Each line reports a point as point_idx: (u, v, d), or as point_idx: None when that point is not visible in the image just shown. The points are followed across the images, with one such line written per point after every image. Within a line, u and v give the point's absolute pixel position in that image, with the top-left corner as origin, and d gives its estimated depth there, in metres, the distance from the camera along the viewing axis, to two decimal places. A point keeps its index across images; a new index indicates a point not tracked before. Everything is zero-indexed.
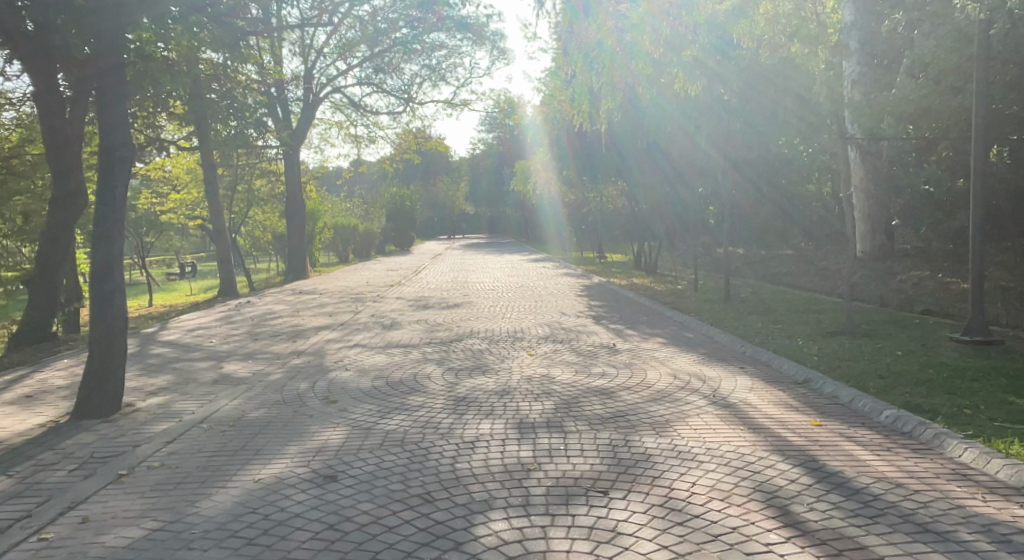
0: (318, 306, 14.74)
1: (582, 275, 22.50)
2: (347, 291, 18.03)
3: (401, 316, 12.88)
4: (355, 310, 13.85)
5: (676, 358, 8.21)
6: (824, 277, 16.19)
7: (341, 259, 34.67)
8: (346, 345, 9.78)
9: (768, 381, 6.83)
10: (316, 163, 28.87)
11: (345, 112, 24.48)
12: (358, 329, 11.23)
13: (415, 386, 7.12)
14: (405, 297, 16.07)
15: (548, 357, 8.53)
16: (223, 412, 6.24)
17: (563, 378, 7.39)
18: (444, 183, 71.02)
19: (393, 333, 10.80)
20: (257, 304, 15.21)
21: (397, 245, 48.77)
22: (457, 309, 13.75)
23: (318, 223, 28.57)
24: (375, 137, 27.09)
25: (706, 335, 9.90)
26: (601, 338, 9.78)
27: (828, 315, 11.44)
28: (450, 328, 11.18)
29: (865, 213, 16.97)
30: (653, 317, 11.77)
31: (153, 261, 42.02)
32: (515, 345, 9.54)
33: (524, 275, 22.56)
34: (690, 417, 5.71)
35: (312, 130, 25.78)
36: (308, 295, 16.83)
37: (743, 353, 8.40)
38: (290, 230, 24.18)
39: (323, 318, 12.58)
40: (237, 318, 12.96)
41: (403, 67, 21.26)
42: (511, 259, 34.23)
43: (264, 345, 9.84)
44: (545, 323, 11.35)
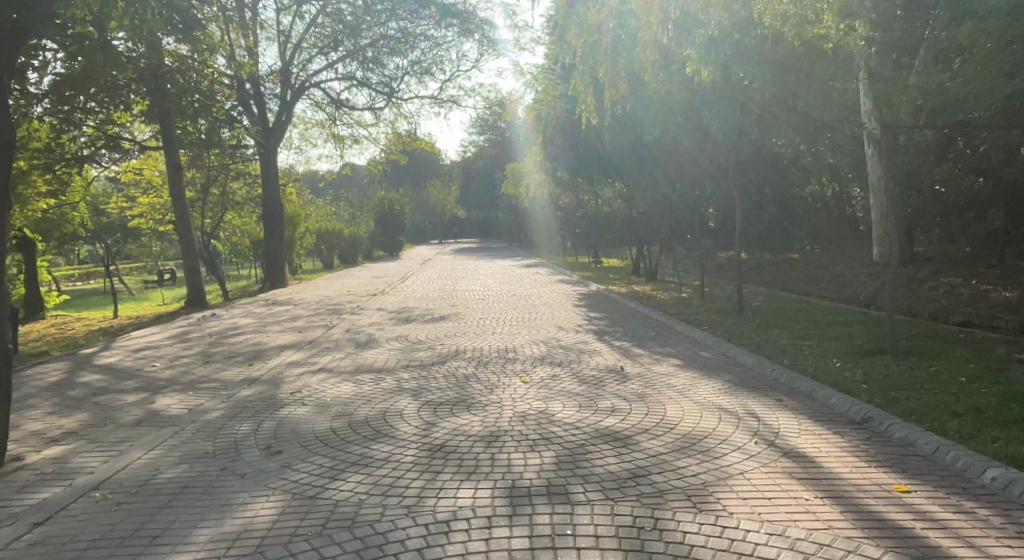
0: (289, 319, 13.37)
1: (578, 282, 21.17)
2: (325, 302, 16.65)
3: (379, 331, 11.52)
4: (329, 324, 12.50)
5: (698, 386, 6.89)
6: (842, 284, 14.94)
7: (325, 265, 33.29)
8: (310, 369, 8.42)
9: (819, 422, 5.51)
10: (298, 164, 27.43)
11: (326, 109, 23.12)
12: (328, 349, 9.87)
13: (383, 429, 5.77)
14: (387, 309, 14.73)
15: (545, 385, 7.19)
16: (130, 472, 4.85)
17: (565, 416, 6.05)
18: (434, 187, 69.68)
19: (368, 353, 9.45)
20: (223, 317, 13.83)
21: (386, 250, 47.44)
22: (443, 322, 12.42)
23: (300, 227, 27.18)
24: (358, 138, 25.72)
25: (727, 355, 8.57)
26: (605, 360, 8.46)
27: (859, 329, 10.15)
28: (433, 347, 9.82)
29: (883, 215, 15.77)
30: (661, 332, 10.46)
31: (129, 268, 40.41)
32: (505, 369, 8.20)
33: (516, 282, 21.25)
34: (733, 479, 4.38)
35: (291, 130, 24.38)
36: (282, 307, 15.45)
37: (776, 381, 7.10)
38: (268, 236, 22.77)
39: (292, 335, 11.22)
40: (196, 334, 11.58)
41: (386, 62, 19.92)
42: (503, 264, 33.06)
43: (215, 370, 8.47)
44: (540, 341, 10.01)
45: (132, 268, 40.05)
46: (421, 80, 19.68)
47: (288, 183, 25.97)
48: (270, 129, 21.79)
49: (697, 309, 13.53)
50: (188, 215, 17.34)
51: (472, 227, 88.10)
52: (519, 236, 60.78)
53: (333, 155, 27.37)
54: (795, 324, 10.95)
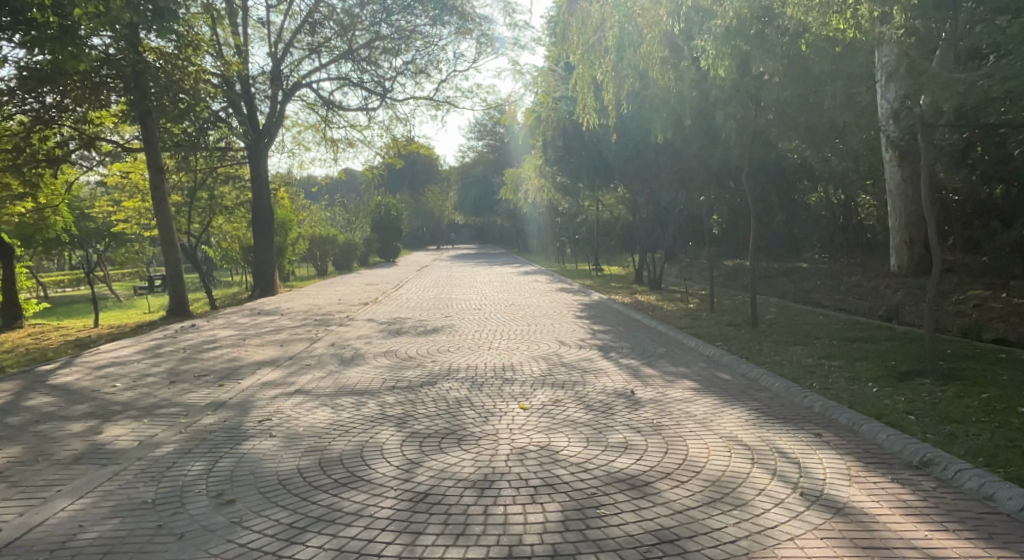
0: (273, 332, 12.52)
1: (580, 291, 20.32)
2: (313, 312, 15.79)
3: (366, 345, 10.66)
4: (315, 337, 11.65)
5: (721, 416, 6.04)
6: (859, 295, 14.12)
7: (319, 272, 32.41)
8: (284, 392, 7.56)
9: (870, 467, 4.69)
10: (290, 168, 26.62)
11: (319, 112, 22.33)
12: (309, 367, 9.02)
13: (358, 471, 4.93)
14: (378, 320, 13.88)
15: (547, 413, 6.33)
16: (47, 528, 4.01)
17: (571, 453, 5.21)
18: (433, 193, 68.96)
19: (352, 372, 8.61)
20: (203, 329, 13.00)
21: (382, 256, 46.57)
22: (436, 335, 11.56)
23: (292, 233, 26.36)
24: (353, 141, 24.93)
25: (748, 377, 7.73)
26: (614, 381, 7.62)
27: (887, 346, 9.33)
28: (424, 365, 8.98)
29: (901, 222, 14.97)
30: (673, 349, 9.61)
31: (118, 274, 39.48)
32: (501, 392, 7.36)
33: (515, 291, 20.38)
34: (782, 548, 3.54)
35: (283, 132, 23.58)
36: (267, 318, 14.60)
37: (808, 410, 6.26)
38: (257, 242, 21.92)
39: (272, 350, 10.37)
40: (169, 348, 10.73)
41: (380, 61, 19.15)
42: (501, 271, 32.24)
43: (179, 392, 7.61)
44: (541, 358, 9.16)
45: (122, 274, 39.13)
46: (417, 80, 18.84)
47: (280, 187, 25.15)
48: (259, 130, 20.98)
49: (708, 321, 12.70)
50: (171, 218, 16.47)
51: (470, 233, 87.32)
52: (518, 242, 59.96)
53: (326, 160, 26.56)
54: (816, 340, 10.12)
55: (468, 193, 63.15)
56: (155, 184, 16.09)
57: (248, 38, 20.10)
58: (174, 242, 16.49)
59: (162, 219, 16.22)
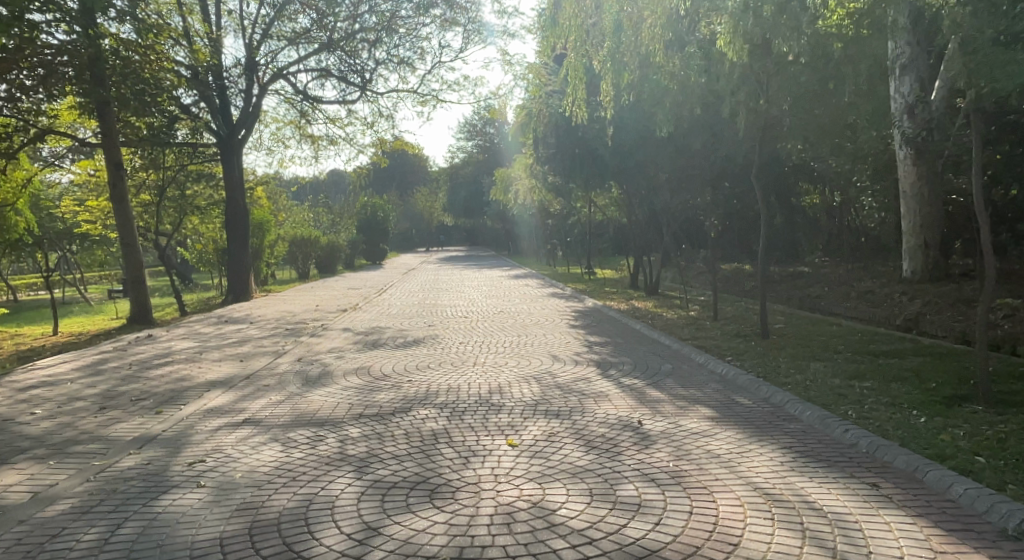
0: (237, 344, 11.36)
1: (573, 297, 19.18)
2: (285, 320, 14.64)
3: (336, 361, 9.51)
4: (281, 351, 10.50)
5: (750, 459, 4.97)
6: (873, 302, 13.14)
7: (300, 275, 31.15)
8: (231, 422, 6.43)
9: (958, 541, 3.63)
10: (269, 167, 25.41)
11: (297, 107, 21.16)
12: (267, 388, 7.88)
13: (297, 543, 3.81)
14: (355, 330, 12.74)
15: (540, 454, 5.24)
16: None
17: (570, 512, 4.12)
18: (421, 194, 67.71)
19: (314, 396, 7.48)
20: (161, 341, 11.84)
21: (368, 259, 45.30)
22: (416, 349, 10.44)
23: (270, 235, 25.13)
24: (335, 139, 23.77)
25: (770, 403, 6.68)
26: (617, 409, 6.53)
27: (920, 363, 8.30)
28: (398, 386, 7.87)
29: (916, 225, 14.02)
30: (680, 366, 8.55)
31: (93, 276, 38.08)
32: (486, 422, 6.26)
33: (505, 297, 19.31)
34: None
35: (260, 129, 22.40)
36: (234, 328, 13.44)
37: (854, 449, 5.19)
38: (231, 243, 20.67)
39: (230, 366, 9.22)
40: (114, 364, 9.55)
41: (360, 52, 18.01)
42: (490, 275, 31.10)
43: (106, 422, 6.46)
44: (531, 378, 8.07)
45: (98, 276, 37.75)
46: (399, 72, 17.71)
47: (257, 186, 23.94)
48: (232, 125, 19.80)
49: (713, 332, 11.66)
50: (132, 219, 15.27)
51: (460, 236, 86.20)
52: (508, 244, 58.87)
53: (307, 158, 25.36)
54: (838, 355, 9.08)
55: (457, 194, 61.98)
56: (114, 181, 14.90)
57: (221, 27, 18.91)
58: (136, 243, 15.32)
59: (121, 219, 15.03)
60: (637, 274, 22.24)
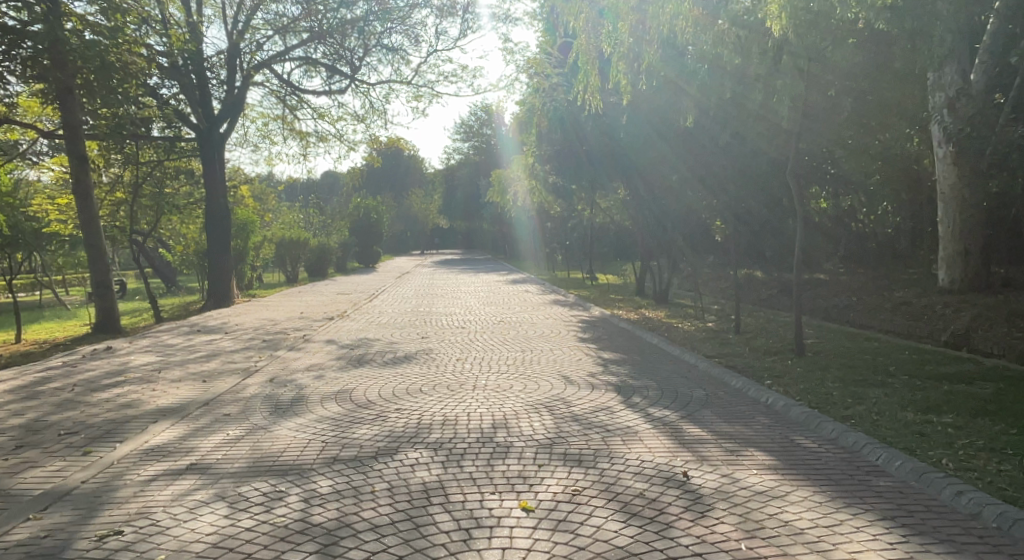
0: (205, 358, 10.05)
1: (577, 304, 17.87)
2: (264, 330, 13.32)
3: (314, 383, 8.23)
4: (253, 368, 9.21)
5: (848, 538, 3.71)
6: (912, 314, 11.91)
7: (289, 279, 29.81)
8: (170, 469, 5.14)
9: None
10: (255, 164, 24.14)
11: (284, 100, 19.94)
12: (227, 418, 6.60)
13: None
14: (339, 343, 11.44)
15: (564, 527, 3.95)
16: None
17: None
18: (416, 196, 66.48)
19: (282, 430, 6.21)
20: (120, 354, 10.51)
21: (361, 262, 43.99)
22: (406, 367, 9.15)
23: (255, 236, 23.81)
24: (324, 135, 22.55)
25: (839, 445, 5.45)
26: (652, 453, 5.26)
27: (999, 391, 7.04)
28: (383, 417, 6.58)
29: (955, 230, 12.83)
30: (716, 392, 7.30)
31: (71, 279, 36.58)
32: (490, 472, 4.97)
33: (505, 304, 18.01)
34: None
35: (244, 123, 21.16)
36: (206, 339, 12.12)
37: (977, 522, 3.94)
38: (210, 245, 19.34)
39: (190, 389, 7.93)
40: (56, 384, 8.25)
41: (350, 40, 16.81)
42: (487, 279, 29.82)
43: (14, 469, 5.16)
44: (541, 407, 6.80)
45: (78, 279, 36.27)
46: (392, 62, 16.46)
47: (241, 184, 22.63)
48: (213, 118, 18.42)
49: (739, 347, 10.41)
50: (99, 218, 13.95)
51: (455, 238, 84.94)
52: (505, 247, 57.70)
53: (295, 155, 24.10)
54: (895, 380, 7.83)
55: (452, 196, 60.71)
56: (77, 176, 13.55)
57: (202, 14, 17.66)
58: (102, 245, 14.03)
59: (86, 218, 13.72)
60: (644, 280, 21.02)
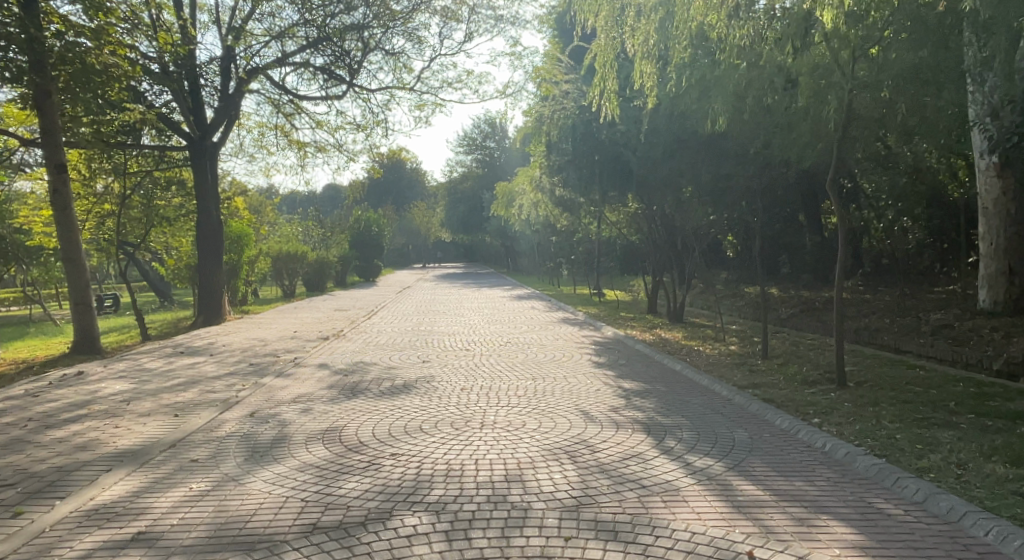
0: (183, 386, 9.09)
1: (587, 324, 16.90)
2: (253, 351, 12.35)
3: (300, 418, 7.27)
4: (234, 399, 8.25)
5: None
6: (955, 339, 10.95)
7: (286, 294, 28.91)
8: (110, 541, 4.16)
9: None
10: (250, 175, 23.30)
11: (283, 109, 19.15)
12: (193, 465, 5.64)
13: None
14: (332, 367, 10.48)
15: None
16: None
17: None
18: (417, 209, 65.65)
19: (255, 484, 5.24)
20: (90, 381, 9.54)
21: (361, 276, 43.08)
22: (404, 398, 8.19)
23: (250, 250, 22.87)
24: (323, 145, 21.77)
25: (927, 511, 4.48)
26: (703, 522, 4.29)
27: None
28: (375, 466, 5.62)
29: (997, 248, 11.89)
30: (760, 434, 6.34)
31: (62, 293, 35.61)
32: (507, 548, 3.99)
33: (511, 323, 17.04)
34: None
35: (240, 132, 20.38)
36: (188, 363, 11.14)
37: None
38: (201, 259, 18.43)
39: (158, 425, 6.97)
40: (8, 419, 7.27)
41: (350, 45, 16.00)
42: (490, 295, 28.87)
43: None
44: (560, 454, 5.85)
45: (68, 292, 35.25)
46: (393, 67, 15.65)
47: (236, 196, 21.72)
48: (205, 127, 17.51)
49: (772, 375, 9.45)
50: (78, 232, 13.05)
51: (457, 251, 84.17)
52: (508, 262, 56.76)
53: (293, 166, 23.28)
54: (960, 420, 6.85)
55: (455, 210, 59.85)
56: (55, 186, 12.65)
57: (195, 19, 16.89)
58: (82, 260, 13.12)
59: (65, 231, 12.80)
60: (656, 298, 20.07)
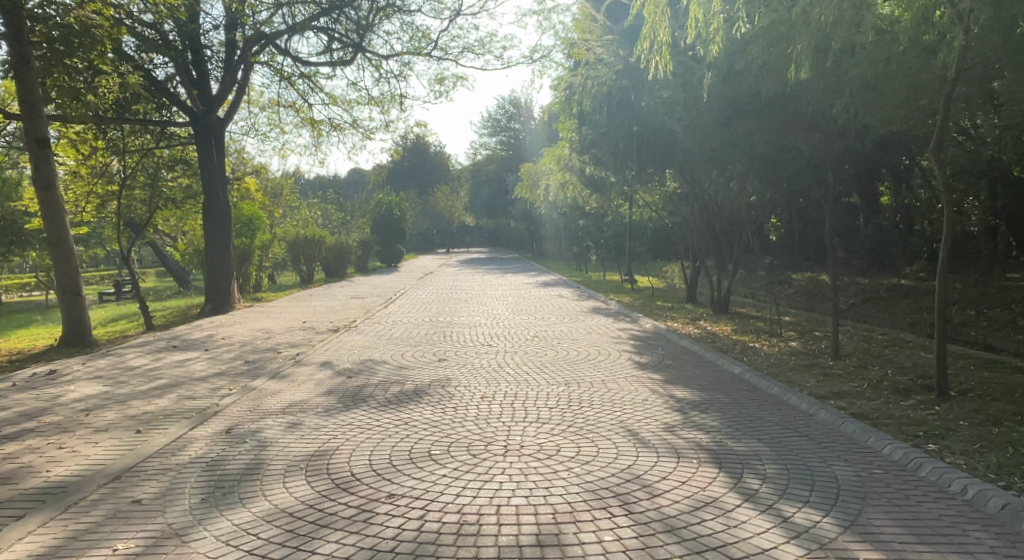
0: (160, 391, 7.81)
1: (623, 314, 15.41)
2: (252, 346, 11.09)
3: (285, 438, 5.94)
4: (213, 408, 6.95)
5: None
6: None
7: (303, 281, 27.82)
8: None
9: None
10: (262, 155, 22.07)
11: (294, 84, 17.90)
12: (133, 510, 4.34)
13: None
14: (335, 368, 9.12)
15: None
16: None
17: None
18: (441, 193, 64.36)
19: (203, 542, 3.89)
20: (58, 382, 8.30)
21: (383, 262, 41.92)
22: (415, 409, 6.87)
23: (262, 234, 21.67)
24: (338, 123, 20.50)
25: None
26: None
27: None
28: (364, 517, 4.22)
29: None
30: (869, 472, 4.86)
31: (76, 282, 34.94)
32: None
33: (539, 313, 15.61)
34: None
35: (250, 109, 19.16)
36: (177, 359, 9.90)
37: None
38: (209, 244, 17.27)
39: (111, 446, 5.68)
40: None
41: (362, 9, 14.56)
42: (516, 281, 27.42)
43: None
44: (609, 499, 4.42)
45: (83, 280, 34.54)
46: (410, 30, 14.19)
47: (247, 177, 20.53)
48: (209, 101, 16.28)
49: (852, 382, 7.93)
50: (64, 213, 11.89)
51: (482, 236, 82.91)
52: (533, 246, 55.18)
53: (307, 145, 22.02)
54: None
55: (478, 193, 58.39)
56: (37, 162, 11.47)
57: None
58: (69, 243, 11.98)
59: (50, 213, 11.64)
60: (696, 285, 18.50)
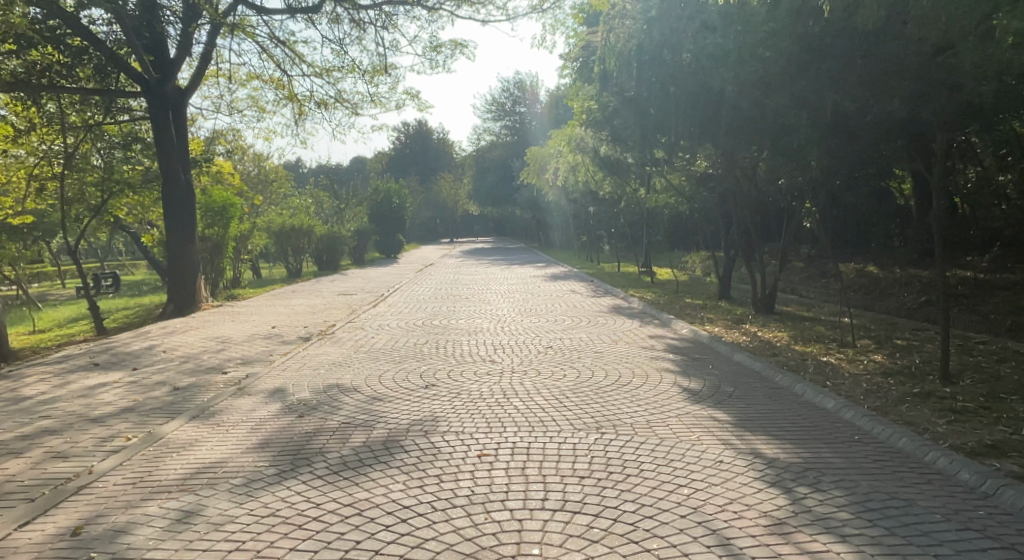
0: (26, 442, 5.52)
1: (649, 315, 13.09)
2: (193, 363, 8.79)
3: (159, 550, 3.66)
4: (81, 480, 4.66)
5: None
6: None
7: (291, 274, 25.61)
8: None
9: None
10: (240, 133, 19.78)
11: (267, 50, 15.63)
12: None
13: None
14: (286, 401, 6.81)
15: None
16: None
17: None
18: (443, 181, 62.01)
19: None
20: None
21: (382, 252, 39.68)
22: (379, 482, 4.58)
23: (239, 223, 19.37)
24: (323, 99, 18.22)
25: None
26: None
27: None
28: None
29: None
30: None
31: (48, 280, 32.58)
32: None
33: (551, 314, 13.29)
34: None
35: (220, 80, 16.90)
36: (87, 385, 7.61)
37: None
38: (170, 233, 15.03)
39: None
40: None
41: None
42: (522, 274, 25.17)
43: None
44: None
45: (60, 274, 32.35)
46: None
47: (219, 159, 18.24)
48: (166, 68, 14.08)
49: (997, 425, 5.65)
50: None
51: (487, 226, 80.66)
52: (539, 235, 52.81)
53: (290, 123, 19.73)
54: None
55: (482, 180, 56.08)
56: None
57: None
58: None
59: None
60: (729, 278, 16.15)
